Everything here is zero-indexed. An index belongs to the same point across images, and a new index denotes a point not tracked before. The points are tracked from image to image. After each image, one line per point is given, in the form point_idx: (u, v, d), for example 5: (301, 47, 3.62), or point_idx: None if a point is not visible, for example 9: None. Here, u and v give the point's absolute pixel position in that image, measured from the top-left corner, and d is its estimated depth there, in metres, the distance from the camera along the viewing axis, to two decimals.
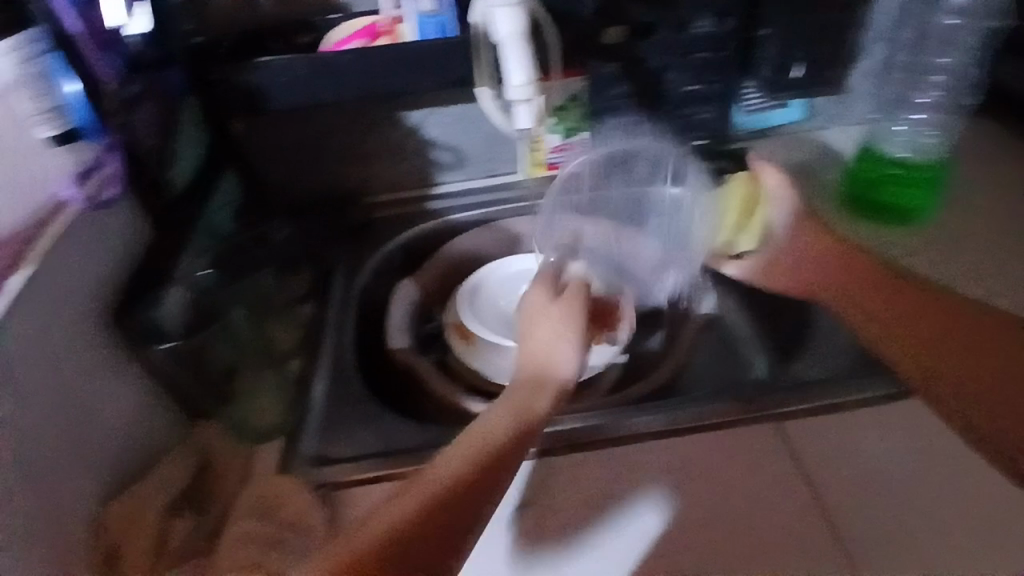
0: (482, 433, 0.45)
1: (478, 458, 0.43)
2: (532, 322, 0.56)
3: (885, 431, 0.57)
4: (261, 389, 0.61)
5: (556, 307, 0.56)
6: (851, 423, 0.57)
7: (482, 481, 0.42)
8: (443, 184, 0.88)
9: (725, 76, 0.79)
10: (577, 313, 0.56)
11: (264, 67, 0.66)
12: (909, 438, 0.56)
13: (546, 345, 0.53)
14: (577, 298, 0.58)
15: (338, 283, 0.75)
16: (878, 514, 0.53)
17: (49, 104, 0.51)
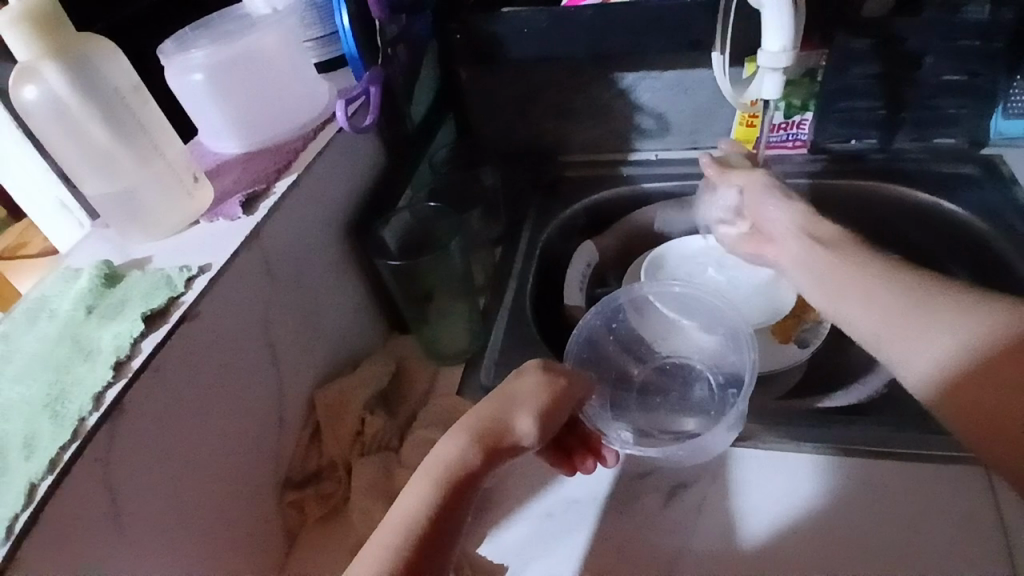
0: (438, 455, 0.44)
1: (445, 483, 0.42)
2: (512, 381, 0.48)
3: None
4: (452, 317, 0.66)
5: (531, 379, 0.48)
6: None
7: (456, 507, 0.42)
8: (640, 151, 0.87)
9: (997, 70, 0.69)
10: (563, 404, 0.49)
11: (508, 17, 0.69)
12: None
13: (504, 411, 0.46)
14: (559, 379, 0.49)
15: (528, 232, 0.78)
16: None
17: (315, 34, 0.67)
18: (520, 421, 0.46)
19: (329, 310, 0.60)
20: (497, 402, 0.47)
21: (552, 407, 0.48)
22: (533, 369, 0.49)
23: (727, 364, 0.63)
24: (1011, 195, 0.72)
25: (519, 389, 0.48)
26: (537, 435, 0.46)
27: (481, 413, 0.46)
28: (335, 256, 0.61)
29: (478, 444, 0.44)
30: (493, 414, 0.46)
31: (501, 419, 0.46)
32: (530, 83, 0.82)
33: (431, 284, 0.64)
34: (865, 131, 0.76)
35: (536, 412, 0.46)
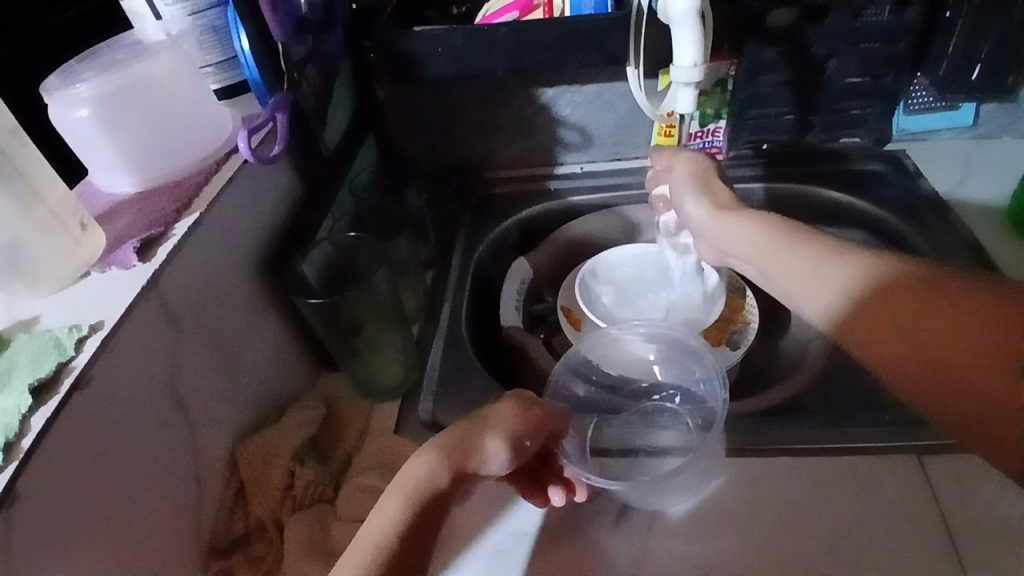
0: (412, 475, 0.44)
1: (415, 503, 0.43)
2: (491, 409, 0.48)
3: None
4: (385, 348, 0.63)
5: (510, 407, 0.48)
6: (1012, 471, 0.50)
7: (422, 533, 0.42)
8: (566, 164, 0.87)
9: (898, 71, 0.72)
10: (539, 432, 0.48)
11: (422, 36, 0.67)
12: None
13: (476, 432, 0.46)
14: (534, 410, 0.49)
15: (459, 253, 0.76)
16: None
17: (215, 59, 0.63)
18: (490, 445, 0.46)
19: (248, 355, 0.56)
20: (472, 425, 0.46)
21: (526, 433, 0.47)
22: (511, 399, 0.49)
23: (691, 382, 0.61)
24: (914, 189, 0.76)
25: (496, 412, 0.48)
26: (506, 462, 0.46)
27: (457, 435, 0.46)
28: (249, 296, 0.57)
29: (450, 466, 0.44)
30: (467, 436, 0.46)
31: (473, 441, 0.45)
32: (451, 101, 0.80)
33: (357, 318, 0.61)
34: (779, 134, 0.78)
35: (510, 439, 0.46)
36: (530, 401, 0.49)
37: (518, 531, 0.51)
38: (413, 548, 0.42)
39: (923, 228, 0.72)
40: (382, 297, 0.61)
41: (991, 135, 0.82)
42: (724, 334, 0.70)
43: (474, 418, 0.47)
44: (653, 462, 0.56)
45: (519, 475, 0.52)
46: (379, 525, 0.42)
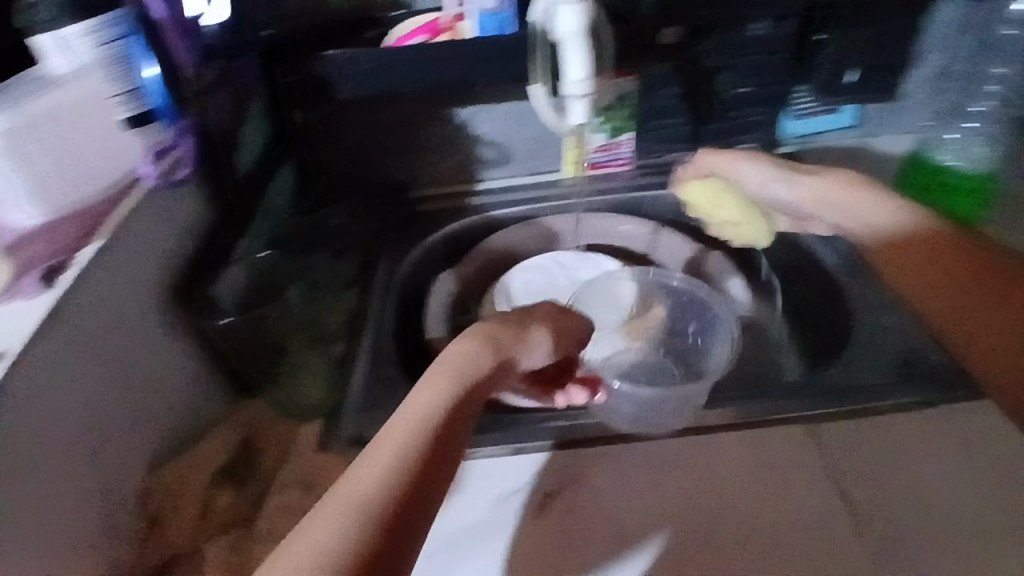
0: (454, 369, 0.43)
1: (461, 385, 0.42)
2: (533, 310, 0.51)
3: (924, 449, 0.57)
4: (306, 368, 0.64)
5: (546, 308, 0.52)
6: (893, 435, 0.58)
7: (456, 425, 0.40)
8: (487, 180, 0.91)
9: (780, 80, 0.79)
10: (570, 333, 0.52)
11: (330, 59, 0.68)
12: (949, 452, 0.56)
13: (518, 326, 0.48)
14: (568, 315, 0.53)
15: (383, 271, 0.78)
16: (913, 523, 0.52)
17: (126, 87, 0.56)
18: (535, 335, 0.48)
19: (158, 384, 0.56)
20: (511, 320, 0.49)
21: (562, 333, 0.51)
22: (545, 304, 0.52)
23: (690, 326, 0.76)
24: None
25: (537, 312, 0.51)
26: (546, 352, 0.49)
27: (497, 326, 0.47)
28: (159, 319, 0.57)
29: (495, 352, 0.45)
30: (508, 330, 0.47)
31: (517, 331, 0.48)
32: (371, 122, 0.82)
33: (275, 338, 0.63)
34: (681, 143, 0.83)
35: (550, 331, 0.49)
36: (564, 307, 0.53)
37: (467, 531, 0.53)
38: (452, 440, 0.39)
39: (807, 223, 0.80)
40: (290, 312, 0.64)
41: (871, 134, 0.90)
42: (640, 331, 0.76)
43: (506, 318, 0.49)
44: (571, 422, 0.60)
45: (542, 380, 0.57)
46: (422, 405, 0.40)
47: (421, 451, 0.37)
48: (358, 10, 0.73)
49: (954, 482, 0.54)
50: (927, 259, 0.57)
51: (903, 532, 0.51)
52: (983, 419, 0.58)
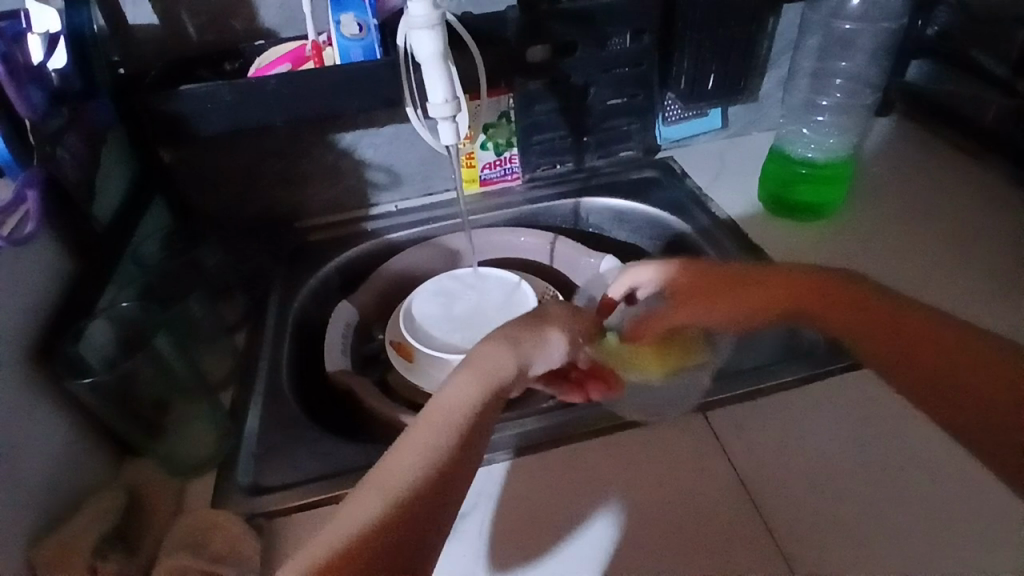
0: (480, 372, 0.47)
1: (488, 388, 0.47)
2: (550, 312, 0.56)
3: (816, 419, 0.59)
4: (193, 420, 0.61)
5: (560, 307, 0.57)
6: (785, 411, 0.59)
7: (475, 434, 0.45)
8: (379, 205, 0.90)
9: (646, 90, 0.85)
10: (586, 334, 0.58)
11: (190, 94, 0.66)
12: (837, 416, 0.59)
13: (536, 332, 0.53)
14: (583, 316, 0.58)
15: (274, 308, 0.75)
16: (812, 495, 0.53)
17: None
18: (553, 335, 0.53)
19: (32, 459, 0.50)
20: (530, 326, 0.53)
21: (580, 331, 0.57)
22: (563, 305, 0.58)
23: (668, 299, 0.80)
24: (682, 186, 0.88)
25: (558, 316, 0.56)
26: (563, 349, 0.54)
27: (519, 328, 0.52)
28: (27, 390, 0.51)
29: (517, 355, 0.50)
30: (522, 336, 0.51)
31: (536, 333, 0.52)
32: (248, 155, 0.81)
33: (158, 394, 0.59)
34: (562, 155, 0.88)
35: (568, 333, 0.55)
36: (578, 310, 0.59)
37: None
38: (478, 437, 0.45)
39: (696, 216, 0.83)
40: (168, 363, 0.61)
41: (733, 131, 0.96)
42: None
43: (523, 323, 0.53)
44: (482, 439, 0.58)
45: (560, 377, 0.60)
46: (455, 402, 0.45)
47: (449, 446, 0.43)
48: (222, 46, 0.74)
49: (843, 449, 0.56)
50: (836, 297, 0.59)
51: (807, 509, 0.52)
52: (864, 387, 0.61)
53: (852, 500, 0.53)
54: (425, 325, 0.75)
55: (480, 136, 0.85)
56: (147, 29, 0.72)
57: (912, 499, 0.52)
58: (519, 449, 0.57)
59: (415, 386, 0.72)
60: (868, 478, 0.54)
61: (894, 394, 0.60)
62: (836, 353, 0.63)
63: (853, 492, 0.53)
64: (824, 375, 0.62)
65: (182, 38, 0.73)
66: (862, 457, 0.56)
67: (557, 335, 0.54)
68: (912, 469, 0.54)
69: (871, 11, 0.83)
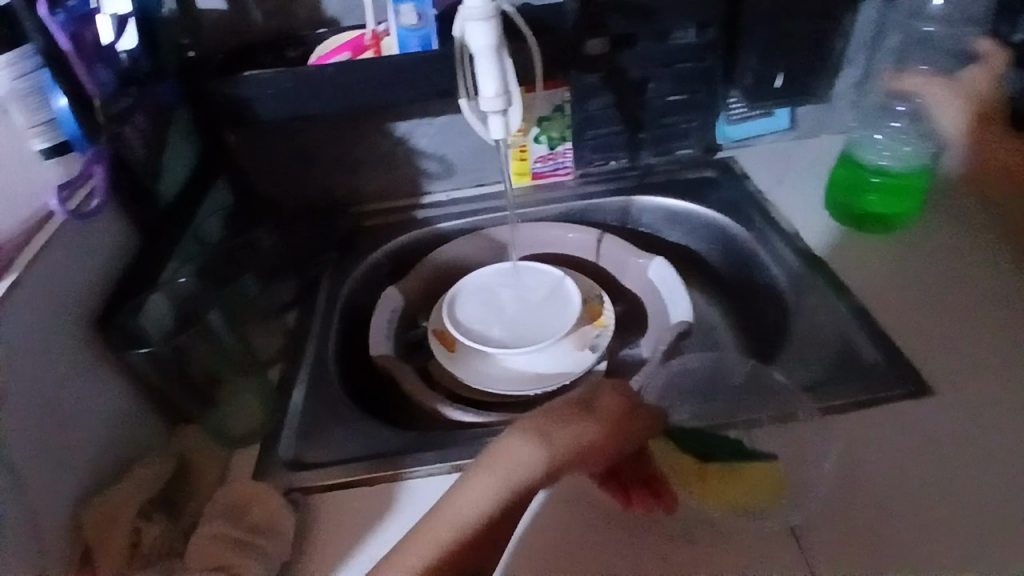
0: (481, 490, 0.44)
1: (506, 491, 0.44)
2: (598, 401, 0.48)
3: (872, 438, 0.54)
4: (241, 393, 0.64)
5: (609, 398, 0.48)
6: (838, 428, 0.55)
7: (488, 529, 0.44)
8: (432, 193, 0.90)
9: (708, 87, 0.82)
10: (631, 432, 0.48)
11: (250, 80, 0.69)
12: (897, 438, 0.54)
13: (573, 432, 0.45)
14: (634, 409, 0.48)
15: (324, 291, 0.77)
16: (863, 520, 0.49)
17: (44, 117, 0.53)
18: (587, 437, 0.46)
19: (92, 419, 0.54)
20: (567, 420, 0.46)
21: (624, 430, 0.48)
22: (615, 392, 0.49)
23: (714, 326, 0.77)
24: (741, 187, 0.84)
25: (609, 403, 0.47)
26: (598, 453, 0.46)
27: (552, 423, 0.45)
28: (81, 351, 0.54)
29: (541, 462, 0.44)
30: (554, 435, 0.45)
31: (570, 434, 0.45)
32: (305, 139, 0.83)
33: (212, 368, 0.62)
34: (616, 151, 0.86)
35: (611, 434, 0.46)
36: (631, 400, 0.48)
37: None
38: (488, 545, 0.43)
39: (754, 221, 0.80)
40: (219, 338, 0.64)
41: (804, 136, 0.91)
42: (585, 339, 0.74)
43: (563, 413, 0.46)
44: None
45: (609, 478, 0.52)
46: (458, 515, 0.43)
47: (458, 542, 0.43)
48: (285, 32, 0.76)
49: (901, 473, 0.52)
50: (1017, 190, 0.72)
51: (855, 544, 0.48)
52: (927, 410, 0.56)
53: (907, 530, 0.49)
54: (468, 319, 0.76)
55: (533, 129, 0.84)
56: (217, 15, 0.75)
57: (975, 535, 0.48)
58: None
59: (456, 374, 0.73)
60: (925, 508, 0.50)
61: (962, 419, 0.55)
62: (902, 379, 0.58)
63: (908, 520, 0.49)
64: (889, 399, 0.57)
65: (247, 24, 0.75)
66: (923, 484, 0.51)
67: (596, 435, 0.46)
68: (976, 504, 0.50)
69: (955, 12, 0.78)
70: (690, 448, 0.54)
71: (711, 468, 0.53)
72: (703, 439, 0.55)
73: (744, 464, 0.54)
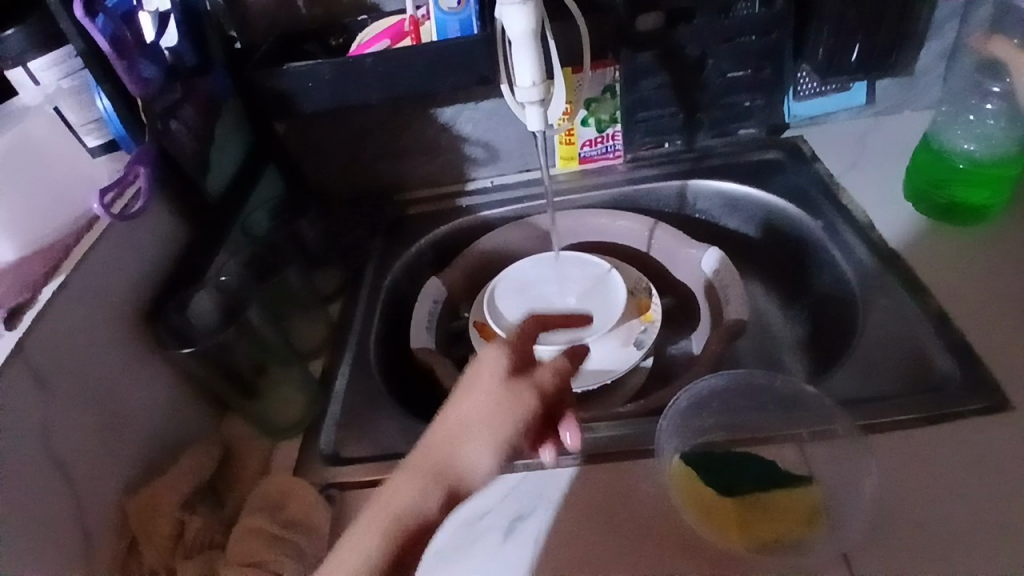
0: (401, 501, 0.39)
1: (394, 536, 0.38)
2: (471, 383, 0.44)
3: (945, 466, 0.49)
4: (284, 385, 0.65)
5: (481, 377, 0.44)
6: (906, 449, 0.50)
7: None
8: (477, 179, 0.88)
9: (775, 62, 0.75)
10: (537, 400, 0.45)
11: (290, 72, 0.68)
12: (973, 465, 0.49)
13: (459, 433, 0.42)
14: (524, 377, 0.45)
15: (367, 281, 0.77)
16: (929, 555, 0.45)
17: (92, 116, 0.57)
18: (478, 437, 0.42)
19: (142, 411, 0.56)
20: (454, 420, 0.43)
21: (525, 410, 0.44)
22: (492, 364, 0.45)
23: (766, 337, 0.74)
24: (808, 172, 0.77)
25: (544, 373, 0.47)
26: (501, 445, 0.42)
27: (436, 440, 0.42)
28: (128, 346, 0.56)
29: (439, 486, 0.40)
30: (444, 442, 0.42)
31: (456, 439, 0.42)
32: (350, 128, 0.83)
33: (257, 361, 0.64)
34: (670, 134, 0.81)
35: (510, 421, 0.43)
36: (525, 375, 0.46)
37: (440, 554, 0.51)
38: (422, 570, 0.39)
39: (823, 210, 0.73)
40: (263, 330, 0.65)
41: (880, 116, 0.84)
42: (630, 334, 0.71)
43: (452, 413, 0.43)
44: None
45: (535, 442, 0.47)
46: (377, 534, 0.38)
47: None
48: (328, 19, 0.75)
49: (975, 504, 0.47)
50: None
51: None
52: (1012, 433, 0.50)
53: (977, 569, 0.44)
54: (507, 311, 0.73)
55: (581, 112, 0.80)
56: (261, 5, 0.74)
57: None
58: (587, 454, 0.54)
59: None
60: (1000, 546, 0.45)
61: None
62: (976, 390, 0.53)
63: (980, 556, 0.44)
64: (965, 416, 0.51)
65: (291, 12, 0.75)
66: (1001, 519, 0.46)
67: (495, 423, 0.42)
68: None
69: None
70: (712, 478, 0.50)
71: (735, 502, 0.49)
72: (726, 464, 0.51)
73: (771, 493, 0.49)
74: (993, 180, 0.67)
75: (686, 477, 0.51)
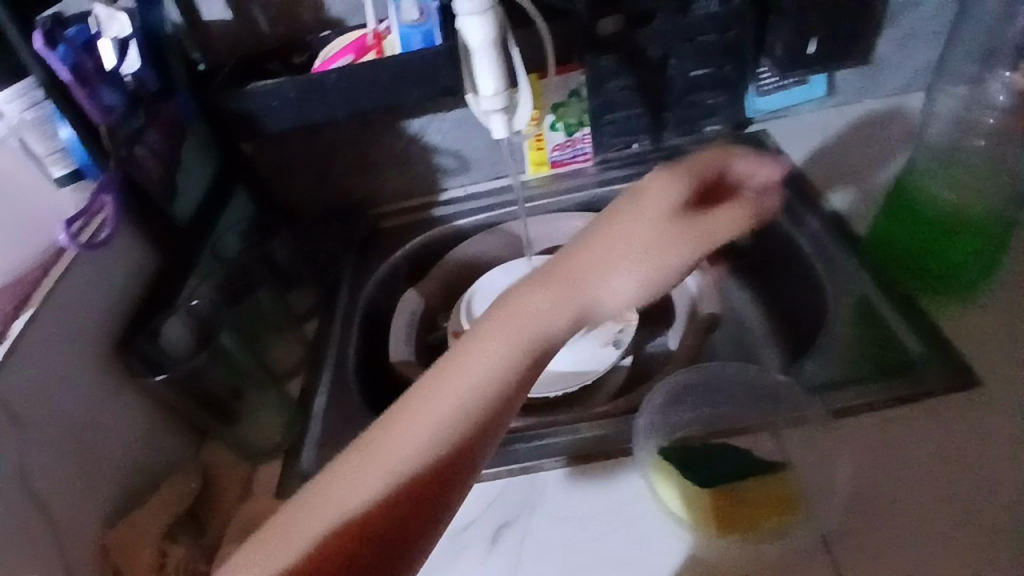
0: (473, 370, 0.40)
1: (461, 406, 0.39)
2: (632, 203, 0.46)
3: (918, 448, 0.50)
4: (263, 407, 0.64)
5: (645, 201, 0.46)
6: (880, 432, 0.51)
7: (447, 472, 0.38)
8: (449, 189, 0.89)
9: (736, 59, 0.76)
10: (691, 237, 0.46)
11: (256, 92, 0.68)
12: (946, 445, 0.50)
13: (599, 271, 0.43)
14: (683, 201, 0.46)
15: (343, 297, 0.77)
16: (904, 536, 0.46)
17: (57, 146, 0.54)
18: (627, 263, 0.44)
19: (118, 442, 0.56)
20: (598, 253, 0.44)
21: (683, 230, 0.45)
22: (649, 190, 0.46)
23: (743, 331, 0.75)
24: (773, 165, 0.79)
25: (719, 227, 0.47)
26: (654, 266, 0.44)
27: (534, 290, 0.43)
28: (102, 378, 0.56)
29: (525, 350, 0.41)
30: (544, 296, 0.42)
31: (594, 269, 0.43)
32: (318, 144, 0.82)
33: (234, 384, 0.63)
34: (638, 134, 0.82)
35: (665, 244, 0.44)
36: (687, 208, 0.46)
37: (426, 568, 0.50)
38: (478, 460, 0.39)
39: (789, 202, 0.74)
40: (239, 352, 0.64)
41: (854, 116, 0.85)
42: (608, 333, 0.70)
43: (604, 240, 0.44)
44: (530, 446, 0.56)
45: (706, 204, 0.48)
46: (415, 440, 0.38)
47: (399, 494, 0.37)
48: (290, 37, 0.75)
49: (949, 482, 0.48)
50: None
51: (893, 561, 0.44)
52: (980, 411, 0.51)
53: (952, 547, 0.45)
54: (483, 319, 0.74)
55: (548, 117, 0.81)
56: (222, 25, 0.74)
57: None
58: (570, 456, 0.55)
59: None
60: (974, 524, 0.46)
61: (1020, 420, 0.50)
62: (945, 369, 0.54)
63: (955, 535, 0.45)
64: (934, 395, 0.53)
65: (253, 30, 0.74)
66: (973, 496, 0.47)
67: (642, 257, 0.44)
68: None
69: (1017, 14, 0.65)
70: (692, 474, 0.49)
71: (711, 493, 0.48)
72: (705, 460, 0.50)
73: (748, 485, 0.48)
74: (960, 245, 0.60)
75: (666, 478, 0.50)
